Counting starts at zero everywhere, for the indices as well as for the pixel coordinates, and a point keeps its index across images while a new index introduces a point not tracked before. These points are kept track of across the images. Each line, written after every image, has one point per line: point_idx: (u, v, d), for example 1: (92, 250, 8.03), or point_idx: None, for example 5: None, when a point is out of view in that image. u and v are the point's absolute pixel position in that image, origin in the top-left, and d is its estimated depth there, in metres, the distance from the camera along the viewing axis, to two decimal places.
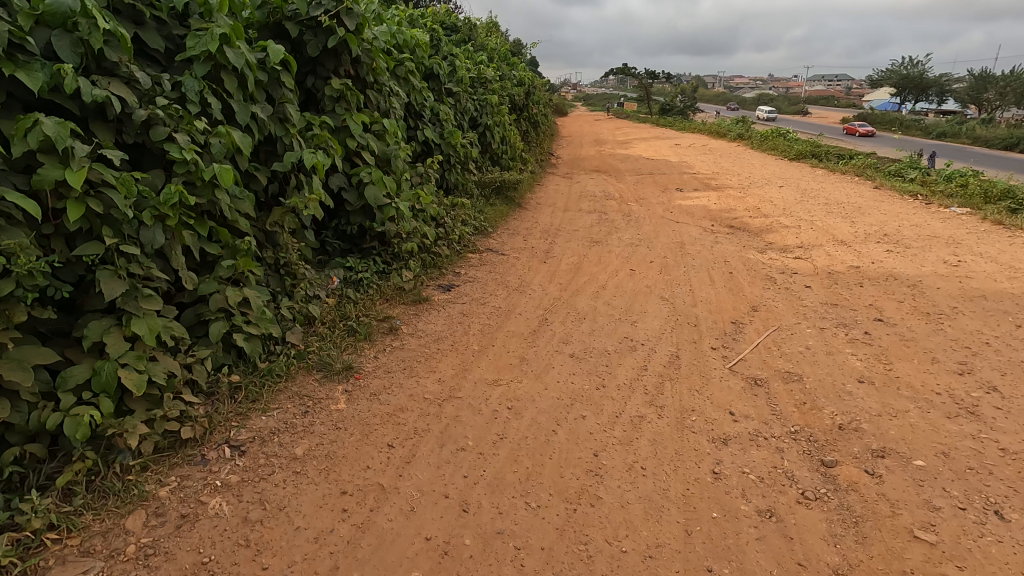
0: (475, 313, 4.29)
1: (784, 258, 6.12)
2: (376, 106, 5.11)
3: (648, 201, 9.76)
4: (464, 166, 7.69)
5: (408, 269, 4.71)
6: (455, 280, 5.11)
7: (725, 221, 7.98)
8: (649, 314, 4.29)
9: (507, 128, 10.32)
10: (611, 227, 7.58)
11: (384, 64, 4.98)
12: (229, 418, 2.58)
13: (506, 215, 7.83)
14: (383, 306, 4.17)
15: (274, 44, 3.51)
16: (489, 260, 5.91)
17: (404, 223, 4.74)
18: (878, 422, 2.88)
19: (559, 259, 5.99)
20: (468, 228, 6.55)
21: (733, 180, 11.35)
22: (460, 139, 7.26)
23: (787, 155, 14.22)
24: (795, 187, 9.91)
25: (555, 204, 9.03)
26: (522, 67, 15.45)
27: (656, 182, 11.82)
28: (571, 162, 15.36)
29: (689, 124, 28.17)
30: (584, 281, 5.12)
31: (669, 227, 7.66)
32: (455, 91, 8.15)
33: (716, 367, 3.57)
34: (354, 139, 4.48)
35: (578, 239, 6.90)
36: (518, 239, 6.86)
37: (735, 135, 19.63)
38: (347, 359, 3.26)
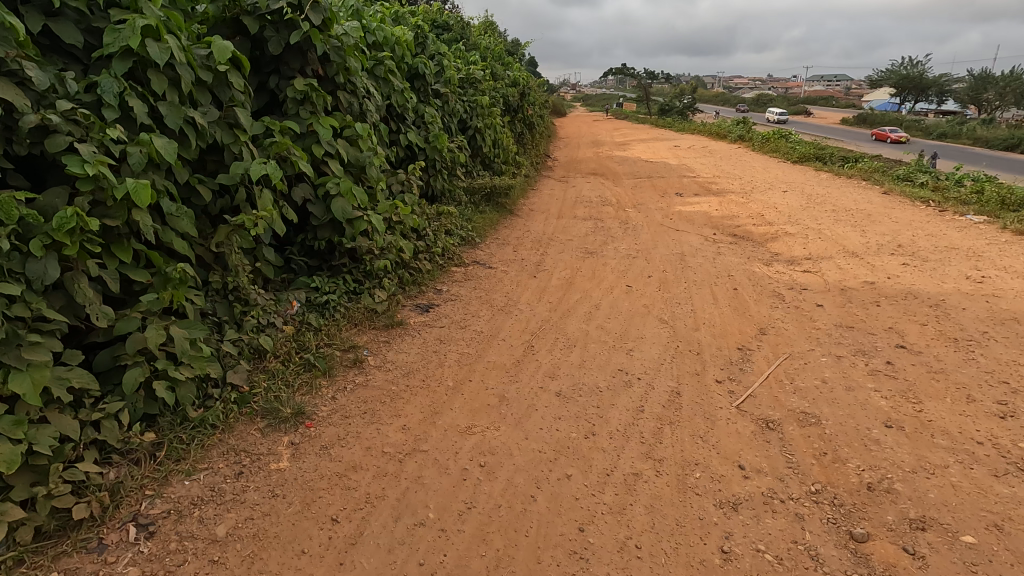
0: (454, 339, 3.87)
1: (792, 272, 5.71)
2: (349, 110, 4.69)
3: (646, 207, 9.34)
4: (451, 171, 7.28)
5: (382, 288, 4.29)
6: (436, 299, 4.69)
7: (728, 229, 7.57)
8: (647, 340, 3.88)
9: (500, 130, 9.91)
10: (608, 236, 7.17)
11: (356, 63, 4.56)
12: (143, 485, 2.18)
13: (496, 223, 7.41)
14: (350, 333, 3.75)
15: (221, 40, 3.11)
16: (474, 274, 5.49)
17: (377, 237, 4.34)
18: (914, 481, 2.47)
19: (550, 274, 5.58)
20: (454, 239, 6.13)
21: (734, 184, 10.93)
22: (446, 143, 6.84)
23: (790, 158, 13.82)
24: (800, 192, 9.50)
25: (549, 210, 8.61)
26: (516, 67, 15.02)
27: (655, 186, 11.40)
28: (567, 165, 14.93)
29: (688, 124, 27.79)
30: (576, 299, 4.71)
31: (669, 236, 7.25)
32: (442, 93, 7.73)
33: (722, 406, 3.15)
34: (321, 146, 4.06)
35: (572, 250, 6.50)
36: (507, 250, 6.44)
37: (735, 136, 19.22)
38: (298, 402, 2.84)
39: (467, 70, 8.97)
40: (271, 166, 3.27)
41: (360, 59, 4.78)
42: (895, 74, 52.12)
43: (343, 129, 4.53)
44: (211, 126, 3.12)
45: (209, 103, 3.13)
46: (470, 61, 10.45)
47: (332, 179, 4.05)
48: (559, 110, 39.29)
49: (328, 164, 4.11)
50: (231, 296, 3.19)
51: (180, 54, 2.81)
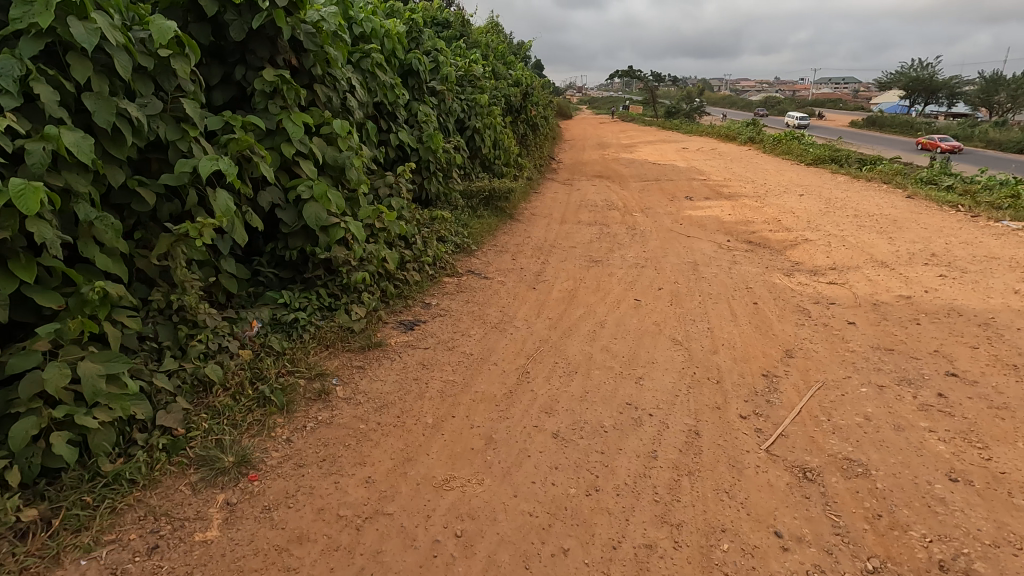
0: (440, 363, 3.41)
1: (816, 283, 5.22)
2: (327, 106, 4.26)
3: (655, 211, 8.87)
4: (446, 174, 6.83)
5: (362, 303, 3.84)
6: (422, 315, 4.23)
7: (742, 235, 7.08)
8: (658, 364, 3.40)
9: (501, 130, 9.47)
10: (614, 243, 6.70)
11: (336, 53, 4.13)
12: (27, 568, 1.74)
13: (494, 229, 6.95)
14: (321, 357, 3.29)
15: (162, 19, 2.68)
16: (467, 286, 5.03)
17: (357, 246, 3.89)
18: (998, 561, 2.00)
19: (551, 285, 5.11)
20: (447, 246, 5.67)
21: (747, 187, 10.44)
22: (441, 143, 6.40)
23: (804, 160, 13.31)
24: (818, 196, 9.00)
25: (552, 215, 8.14)
26: (520, 66, 14.60)
27: (663, 189, 10.93)
28: (572, 167, 14.47)
29: (696, 126, 27.24)
30: (579, 315, 4.24)
31: (679, 243, 6.77)
32: (438, 90, 7.29)
33: (748, 450, 2.67)
34: (292, 145, 3.61)
35: (576, 258, 6.03)
36: (506, 258, 5.98)
37: (745, 138, 18.70)
38: (244, 446, 2.39)
39: (466, 67, 8.54)
40: (224, 162, 2.81)
41: (341, 49, 4.34)
42: (906, 76, 51.39)
43: (320, 127, 4.09)
44: (152, 120, 2.68)
45: (150, 93, 2.68)
46: (470, 58, 10.02)
47: (304, 182, 3.61)
48: (565, 112, 38.84)
49: (300, 164, 3.66)
50: (176, 317, 2.75)
51: (114, 35, 2.35)
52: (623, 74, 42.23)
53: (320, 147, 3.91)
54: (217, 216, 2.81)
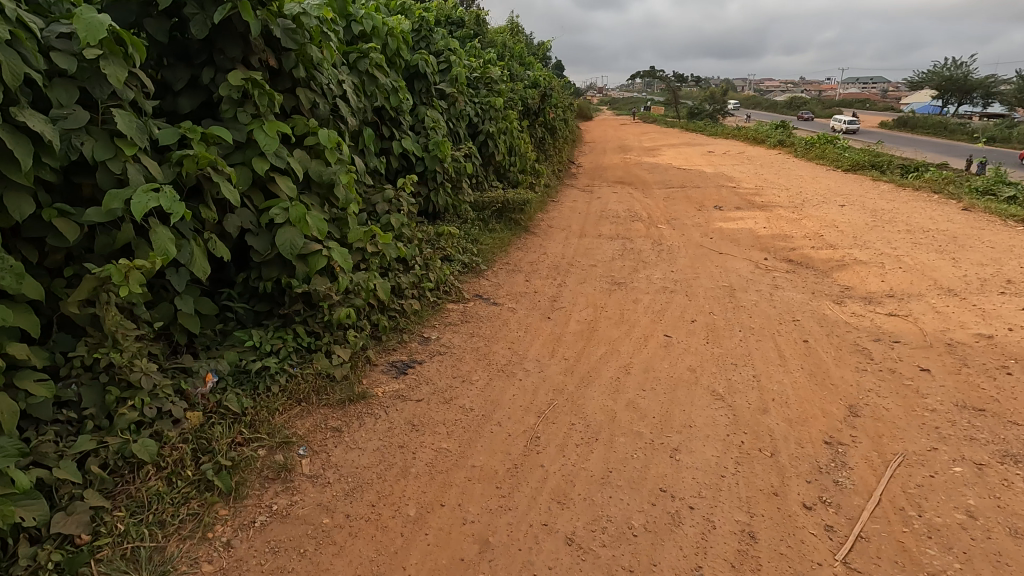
0: (434, 422, 2.86)
1: (874, 314, 4.56)
2: (311, 113, 3.76)
3: (682, 222, 8.22)
4: (455, 184, 6.30)
5: (348, 343, 3.31)
6: (419, 354, 3.68)
7: (781, 253, 6.41)
8: (696, 427, 2.81)
9: (517, 135, 8.93)
10: (639, 261, 6.09)
11: (320, 53, 3.65)
12: None
13: (507, 244, 6.41)
14: (289, 415, 2.76)
15: (92, 12, 2.17)
16: (473, 314, 4.46)
17: (342, 276, 3.38)
18: None
19: (568, 313, 4.53)
20: (453, 267, 5.13)
21: (781, 196, 9.73)
22: (449, 151, 5.88)
23: (841, 165, 12.51)
24: (861, 207, 8.28)
25: (570, 227, 7.55)
26: (539, 67, 14.06)
27: (690, 197, 10.26)
28: (593, 172, 13.84)
29: (720, 128, 26.41)
30: (602, 356, 3.66)
31: (711, 261, 6.14)
32: (447, 94, 6.76)
33: (821, 563, 2.05)
34: (265, 159, 3.11)
35: (597, 280, 5.44)
36: (519, 279, 5.41)
37: (774, 141, 17.86)
38: (166, 560, 1.88)
39: (480, 69, 7.99)
40: (163, 196, 2.33)
41: (329, 49, 3.85)
42: (940, 75, 49.57)
43: (303, 138, 3.59)
44: (72, 135, 2.21)
45: (71, 102, 2.21)
46: (484, 59, 9.47)
47: (279, 203, 3.11)
48: (585, 113, 38.09)
49: (274, 182, 3.15)
50: (104, 377, 2.23)
51: None
52: (645, 74, 41.37)
53: (301, 160, 3.40)
54: (150, 256, 2.33)
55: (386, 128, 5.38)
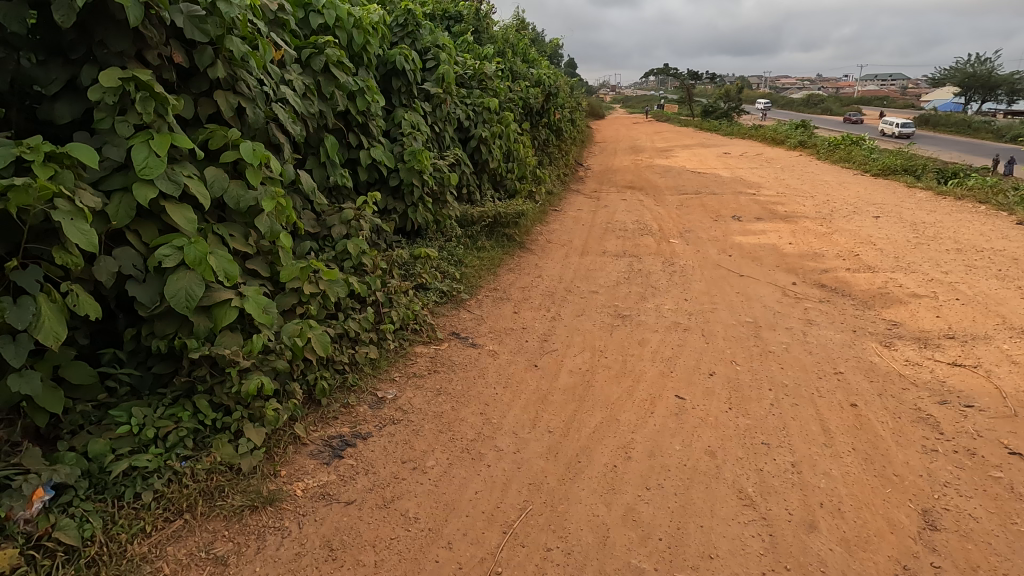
0: (362, 543, 2.13)
1: (933, 362, 3.75)
2: (238, 121, 3.04)
3: (697, 236, 7.43)
4: (437, 198, 5.57)
5: (265, 420, 2.57)
6: (366, 422, 2.95)
7: (811, 277, 5.60)
8: (718, 560, 2.05)
9: (516, 139, 8.20)
10: (648, 287, 5.31)
11: (245, 46, 2.94)
12: None
13: (497, 265, 5.67)
14: (160, 540, 2.05)
15: None
16: (445, 361, 3.72)
17: (262, 330, 2.65)
18: None
19: (560, 359, 3.78)
20: (427, 299, 4.40)
21: (806, 205, 8.89)
22: (429, 160, 5.17)
23: (869, 169, 11.63)
24: (898, 220, 7.44)
25: (571, 243, 6.79)
26: (544, 65, 13.28)
27: (705, 205, 9.45)
28: (601, 176, 13.03)
29: (735, 127, 25.43)
30: (596, 428, 2.89)
31: (732, 287, 5.33)
32: (432, 97, 6.03)
33: None
34: (156, 183, 2.40)
35: (599, 312, 4.67)
36: (506, 311, 4.66)
37: (794, 142, 16.90)
38: None
39: (472, 67, 7.24)
40: None
41: (262, 42, 3.14)
42: (965, 72, 47.95)
43: (222, 153, 2.87)
44: None
45: None
46: (481, 57, 8.73)
47: (172, 239, 2.39)
48: (596, 111, 37.20)
49: (167, 212, 2.43)
50: None
51: None
52: (658, 72, 40.40)
53: (212, 182, 2.68)
54: None
55: (353, 136, 4.67)
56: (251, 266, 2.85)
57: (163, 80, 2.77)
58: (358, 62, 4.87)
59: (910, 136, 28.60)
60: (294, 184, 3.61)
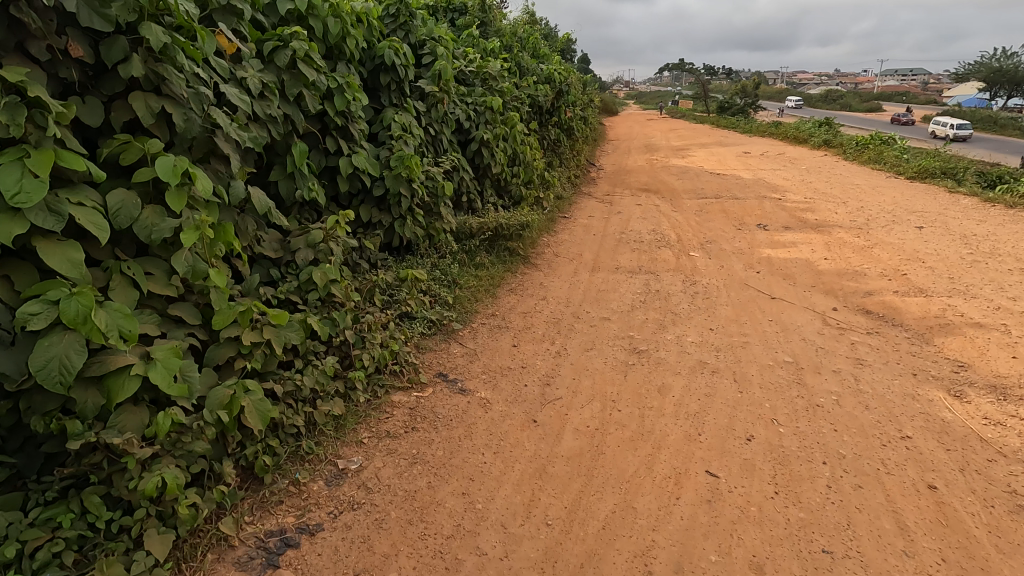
0: None
1: (1020, 422, 3.08)
2: (166, 129, 2.46)
3: (719, 248, 6.77)
4: (430, 209, 4.98)
5: (178, 520, 2.00)
6: (318, 508, 2.36)
7: (854, 301, 4.93)
8: None
9: (522, 140, 7.59)
10: (667, 313, 4.66)
11: (169, 36, 2.36)
12: None
13: (497, 285, 5.06)
14: None
15: None
16: (426, 414, 3.11)
17: (178, 402, 2.06)
18: None
19: (565, 412, 3.16)
20: (411, 332, 3.82)
21: (838, 212, 8.18)
22: (419, 167, 4.56)
23: (903, 172, 10.86)
24: (945, 231, 6.73)
25: (581, 256, 6.16)
26: (556, 60, 12.65)
27: (726, 211, 8.77)
28: (614, 178, 12.37)
29: (753, 125, 24.57)
30: (607, 522, 2.29)
31: (763, 315, 4.67)
32: (426, 95, 5.42)
33: None
34: (31, 217, 1.81)
35: (612, 347, 4.03)
36: (504, 345, 4.04)
37: (818, 141, 16.06)
38: None
39: (475, 63, 6.61)
40: None
41: (198, 32, 2.56)
42: (993, 66, 46.32)
43: (137, 170, 2.28)
44: None
45: None
46: (486, 51, 8.12)
47: (47, 290, 1.79)
48: (610, 108, 36.34)
49: (42, 254, 1.83)
50: None
51: None
52: (673, 68, 39.55)
53: (117, 211, 2.10)
54: None
55: (331, 142, 4.09)
56: (175, 314, 2.27)
57: (61, 80, 2.20)
58: (338, 57, 4.28)
59: (939, 134, 27.43)
60: (247, 202, 3.03)
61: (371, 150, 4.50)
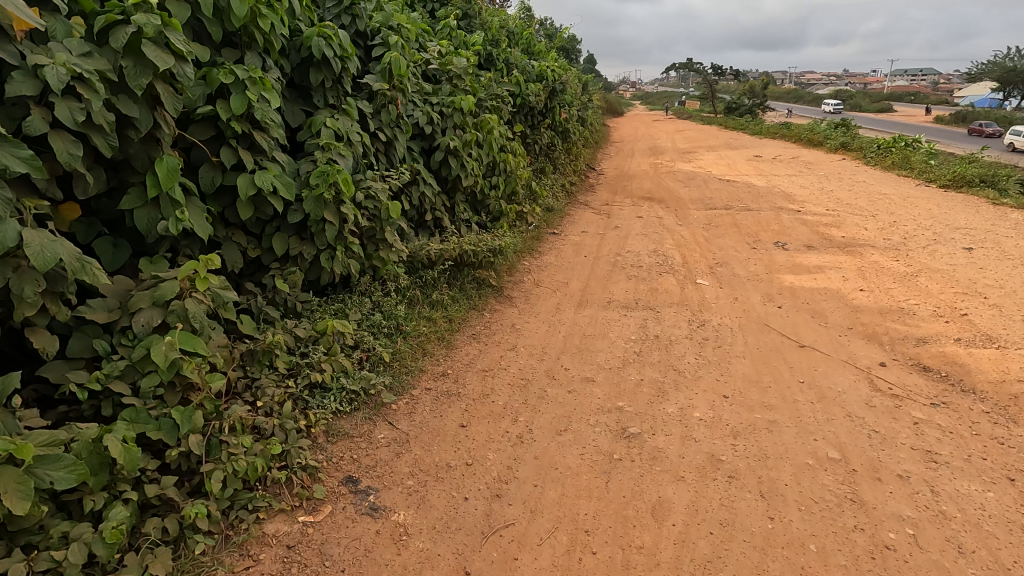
0: None
1: None
2: None
3: (731, 273, 5.75)
4: (371, 235, 3.97)
5: None
6: None
7: (905, 354, 3.91)
8: None
9: (504, 145, 6.59)
10: (668, 371, 3.65)
11: None
12: None
13: (455, 330, 4.06)
14: None
15: None
16: (308, 562, 2.11)
17: None
18: None
19: (514, 557, 2.16)
20: (318, 415, 2.82)
21: (869, 227, 7.13)
22: (350, 186, 3.57)
23: (935, 178, 9.79)
24: (1000, 255, 5.68)
25: (567, 286, 5.17)
26: (550, 56, 11.65)
27: (738, 224, 7.74)
28: (614, 184, 11.35)
29: (763, 126, 23.47)
30: None
31: (792, 374, 3.64)
32: (375, 94, 4.42)
33: None
34: None
35: (592, 430, 3.02)
36: (449, 425, 3.03)
37: (835, 144, 14.96)
38: None
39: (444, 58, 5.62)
40: None
41: None
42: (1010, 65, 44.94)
43: None
44: None
45: None
46: (465, 44, 7.14)
47: None
48: (614, 107, 35.19)
49: None
50: None
51: None
52: (679, 68, 38.44)
53: None
54: None
55: (227, 154, 3.09)
56: None
57: None
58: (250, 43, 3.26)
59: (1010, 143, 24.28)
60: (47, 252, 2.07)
61: (290, 164, 3.50)
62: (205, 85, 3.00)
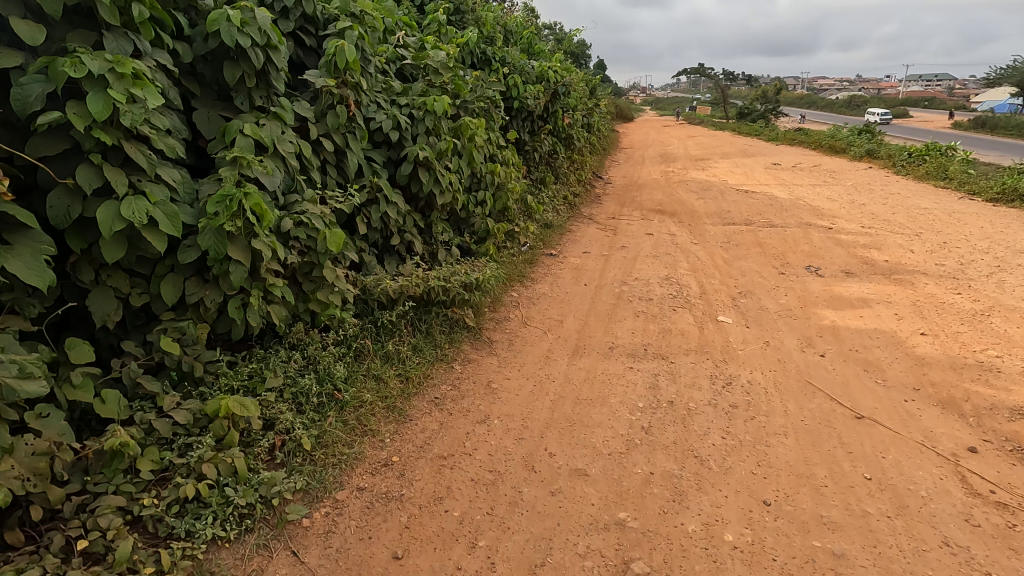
0: None
1: None
2: None
3: (759, 307, 4.83)
4: (305, 272, 3.10)
5: None
6: None
7: (1001, 435, 2.98)
8: None
9: (493, 154, 5.72)
10: (687, 459, 2.74)
11: None
12: None
13: (412, 392, 3.18)
14: None
15: None
16: None
17: None
18: None
19: None
20: (182, 553, 1.95)
21: (916, 249, 6.18)
22: (268, 213, 2.71)
23: (979, 191, 8.82)
24: None
25: (561, 325, 4.28)
26: (553, 56, 10.78)
27: (762, 243, 6.81)
28: (621, 194, 10.44)
29: (777, 131, 22.50)
30: None
31: (854, 466, 2.72)
32: (320, 94, 3.59)
33: None
34: None
35: (581, 566, 2.13)
36: (378, 556, 2.15)
37: (860, 151, 13.98)
38: None
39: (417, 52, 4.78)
40: None
41: None
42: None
43: None
44: None
45: None
46: (452, 39, 6.29)
47: None
48: (623, 111, 34.31)
49: None
50: None
51: None
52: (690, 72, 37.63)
53: None
54: None
55: (84, 174, 2.25)
56: None
57: None
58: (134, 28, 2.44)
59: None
60: None
61: (187, 185, 2.66)
62: (45, 82, 2.15)
